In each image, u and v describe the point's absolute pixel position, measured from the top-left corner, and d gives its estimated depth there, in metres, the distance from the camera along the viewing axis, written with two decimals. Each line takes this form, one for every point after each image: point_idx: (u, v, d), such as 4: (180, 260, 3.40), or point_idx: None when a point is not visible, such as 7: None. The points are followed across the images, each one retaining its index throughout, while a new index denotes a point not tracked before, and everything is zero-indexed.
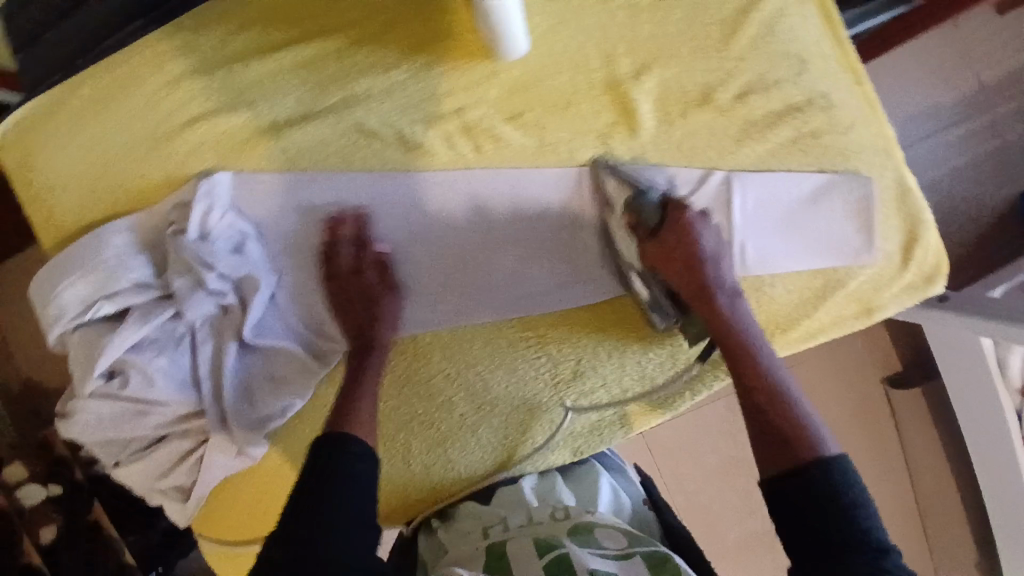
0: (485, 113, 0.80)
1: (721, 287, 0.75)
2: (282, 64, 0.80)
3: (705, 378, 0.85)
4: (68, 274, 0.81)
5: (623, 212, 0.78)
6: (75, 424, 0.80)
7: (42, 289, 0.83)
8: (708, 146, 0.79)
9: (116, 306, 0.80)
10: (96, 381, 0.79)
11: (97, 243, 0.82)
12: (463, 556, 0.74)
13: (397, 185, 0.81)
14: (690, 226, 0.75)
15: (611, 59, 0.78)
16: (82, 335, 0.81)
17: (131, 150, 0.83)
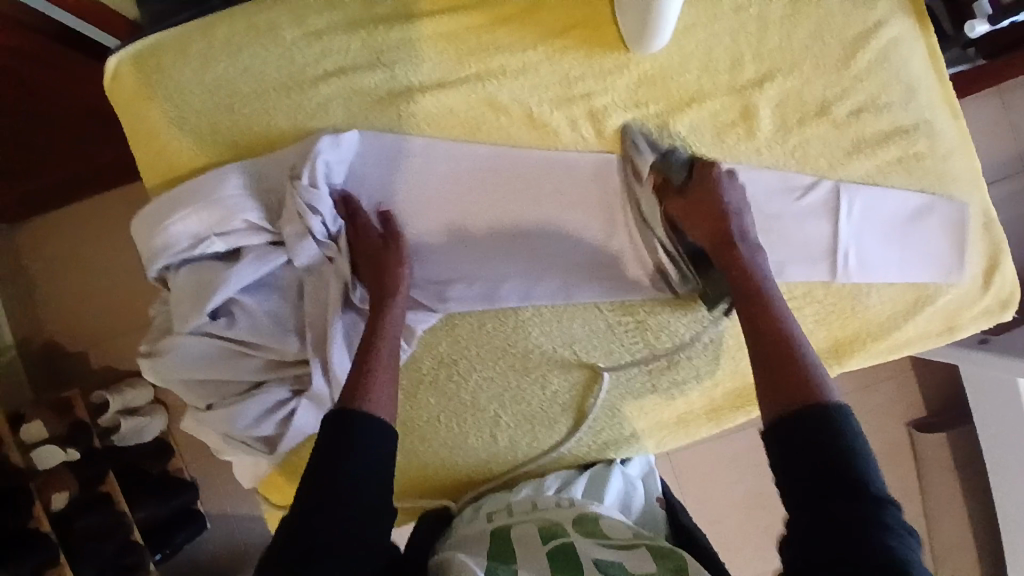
0: (612, 101, 0.83)
1: (742, 237, 0.75)
2: (424, 32, 0.83)
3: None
4: (179, 208, 0.80)
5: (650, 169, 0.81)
6: (169, 360, 0.80)
7: (145, 220, 0.82)
8: (821, 154, 0.84)
9: (229, 245, 0.81)
10: (203, 319, 0.79)
11: (212, 178, 0.80)
12: (469, 537, 0.77)
13: (521, 160, 0.84)
14: (715, 183, 0.77)
15: (736, 65, 0.84)
16: (190, 271, 0.81)
17: (258, 95, 0.84)
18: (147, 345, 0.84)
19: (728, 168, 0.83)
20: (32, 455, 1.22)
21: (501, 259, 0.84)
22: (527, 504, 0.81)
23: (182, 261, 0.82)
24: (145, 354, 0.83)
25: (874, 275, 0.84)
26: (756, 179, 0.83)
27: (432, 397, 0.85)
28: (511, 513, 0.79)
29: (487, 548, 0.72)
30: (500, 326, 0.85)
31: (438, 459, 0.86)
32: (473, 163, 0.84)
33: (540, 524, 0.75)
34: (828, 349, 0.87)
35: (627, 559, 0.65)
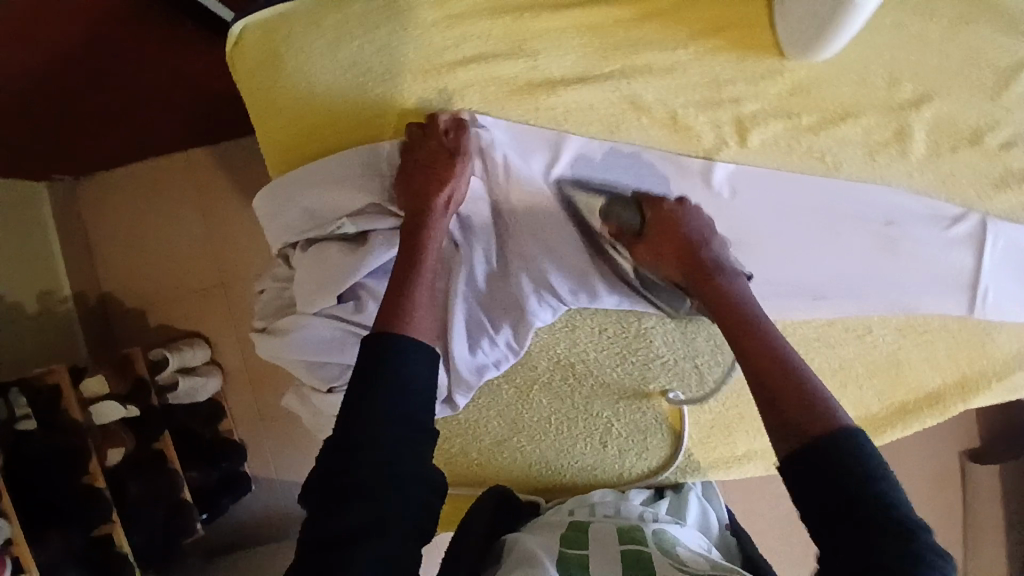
0: (760, 109, 0.80)
1: (719, 268, 0.75)
2: (571, 23, 0.79)
3: (920, 414, 0.87)
4: (310, 187, 0.80)
5: (602, 221, 0.80)
6: (293, 340, 0.80)
7: (273, 198, 0.82)
8: (970, 184, 0.81)
9: (359, 229, 0.80)
10: (330, 303, 0.79)
11: (344, 160, 0.79)
12: (548, 522, 0.79)
13: (662, 165, 0.80)
14: (674, 219, 0.76)
15: (894, 82, 0.80)
16: (316, 251, 0.80)
17: (390, 74, 0.80)
18: (268, 325, 0.85)
19: (879, 191, 0.80)
20: (92, 410, 1.29)
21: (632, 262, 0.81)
22: (611, 507, 0.81)
23: (307, 241, 0.82)
24: (267, 333, 0.84)
25: (1009, 314, 0.82)
26: (903, 206, 0.80)
27: (545, 399, 0.84)
28: (593, 512, 0.80)
29: (560, 535, 0.74)
30: (623, 333, 0.83)
31: (544, 460, 0.86)
32: (613, 163, 0.80)
33: (619, 526, 0.76)
34: (954, 384, 0.86)
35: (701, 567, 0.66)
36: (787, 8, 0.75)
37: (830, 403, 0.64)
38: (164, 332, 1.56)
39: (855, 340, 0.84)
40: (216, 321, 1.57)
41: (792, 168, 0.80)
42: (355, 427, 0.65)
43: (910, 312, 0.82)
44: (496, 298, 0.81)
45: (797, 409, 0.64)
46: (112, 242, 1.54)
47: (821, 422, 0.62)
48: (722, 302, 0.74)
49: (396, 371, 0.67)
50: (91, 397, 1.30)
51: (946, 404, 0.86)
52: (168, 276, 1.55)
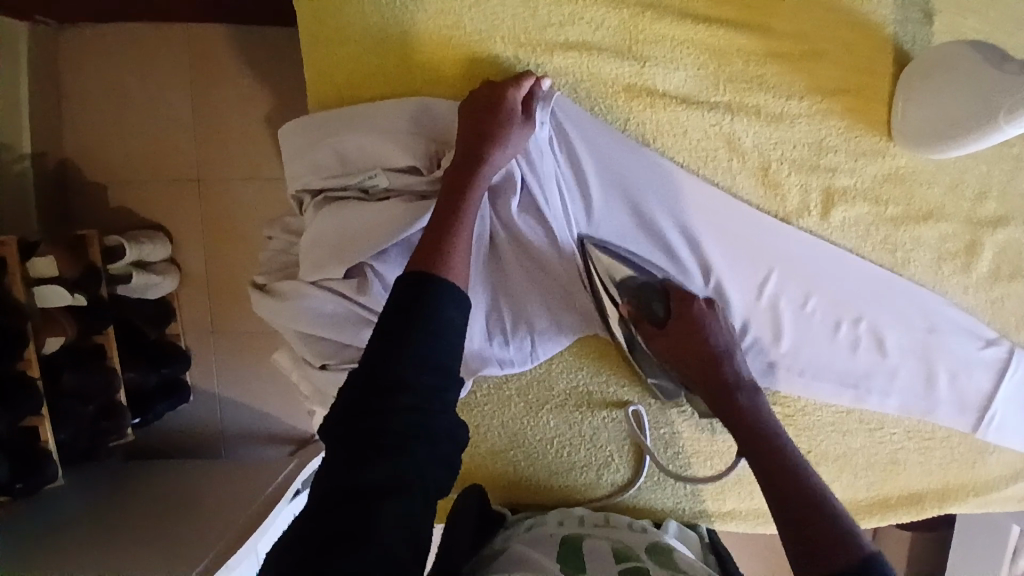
0: (853, 185, 0.76)
1: (738, 380, 0.74)
2: (691, 37, 0.72)
3: (898, 510, 0.89)
4: (347, 132, 0.70)
5: (625, 302, 0.75)
6: (292, 307, 0.71)
7: (304, 133, 0.72)
8: (1013, 314, 0.81)
9: (392, 184, 0.71)
10: (335, 275, 0.68)
11: (390, 106, 0.70)
12: (539, 537, 0.77)
13: (743, 216, 0.75)
14: (700, 318, 0.74)
15: (980, 196, 0.78)
16: (334, 209, 0.70)
17: (484, 35, 0.70)
18: (266, 285, 0.76)
19: (933, 297, 0.79)
20: (37, 292, 1.16)
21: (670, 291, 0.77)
22: (600, 518, 0.82)
23: (329, 195, 0.73)
24: (261, 294, 0.74)
25: (1009, 442, 0.84)
26: (949, 316, 0.80)
27: (553, 420, 0.81)
28: (582, 523, 0.80)
29: (558, 552, 0.72)
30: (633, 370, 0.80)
31: (536, 477, 0.84)
32: (693, 206, 0.75)
33: (613, 544, 0.75)
34: (935, 491, 0.89)
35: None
36: (915, 94, 0.71)
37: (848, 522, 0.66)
38: (124, 217, 1.40)
39: (865, 433, 0.84)
40: (186, 218, 1.41)
41: (863, 255, 0.77)
42: (386, 364, 0.61)
43: (923, 419, 0.83)
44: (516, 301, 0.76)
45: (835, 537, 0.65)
46: (87, 106, 1.35)
47: (844, 547, 0.65)
48: (737, 421, 0.73)
49: (434, 315, 0.62)
50: (38, 276, 1.17)
51: (924, 506, 0.90)
52: (144, 159, 1.38)
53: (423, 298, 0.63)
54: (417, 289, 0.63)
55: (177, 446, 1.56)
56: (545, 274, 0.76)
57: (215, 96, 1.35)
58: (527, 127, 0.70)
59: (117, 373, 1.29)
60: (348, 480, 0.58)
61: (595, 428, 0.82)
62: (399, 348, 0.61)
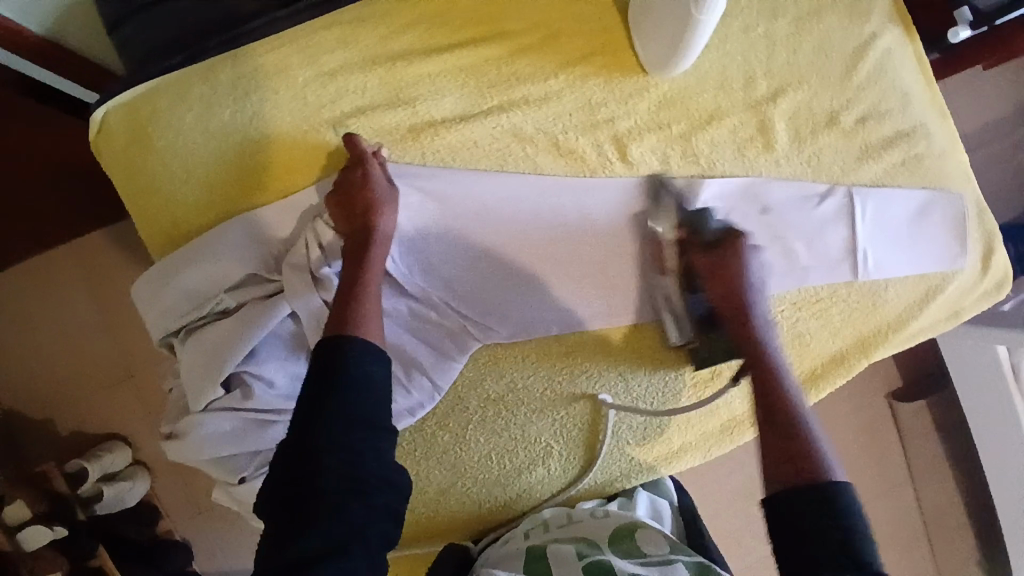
0: (634, 124, 0.84)
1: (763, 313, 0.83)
2: (444, 66, 0.81)
3: (829, 376, 0.91)
4: (183, 268, 0.76)
5: (678, 224, 0.84)
6: (192, 442, 0.74)
7: (151, 284, 0.78)
8: (833, 162, 0.86)
9: (240, 300, 0.76)
10: (216, 392, 0.73)
11: (218, 234, 0.76)
12: (508, 553, 0.79)
13: (561, 187, 0.82)
14: (744, 251, 0.83)
15: (749, 80, 0.85)
16: (196, 338, 0.75)
17: (270, 138, 0.79)
18: (168, 430, 0.79)
19: (756, 182, 0.85)
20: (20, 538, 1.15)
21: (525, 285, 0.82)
22: (562, 516, 0.84)
23: (190, 329, 0.77)
24: (166, 439, 0.78)
25: (889, 272, 0.88)
26: (777, 190, 0.85)
27: (482, 436, 0.83)
28: (547, 528, 0.82)
29: (522, 567, 0.75)
30: (665, 354, 0.87)
31: (491, 498, 0.84)
32: (515, 191, 0.82)
33: (575, 542, 0.77)
34: (854, 344, 0.91)
35: (660, 573, 0.71)
36: (643, 29, 0.80)
37: (823, 454, 0.72)
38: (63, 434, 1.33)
39: None
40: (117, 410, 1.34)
41: (675, 175, 0.85)
42: (307, 432, 0.64)
43: (804, 286, 0.88)
44: (402, 355, 0.80)
45: (797, 457, 0.72)
46: None
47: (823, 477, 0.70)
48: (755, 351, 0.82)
49: (345, 379, 0.66)
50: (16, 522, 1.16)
51: (851, 363, 0.91)
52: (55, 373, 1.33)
53: (333, 364, 0.66)
54: (328, 353, 0.67)
55: None
56: (412, 318, 0.80)
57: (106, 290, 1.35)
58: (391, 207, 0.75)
59: None
60: (284, 549, 0.60)
61: (526, 429, 0.84)
62: (321, 417, 0.64)
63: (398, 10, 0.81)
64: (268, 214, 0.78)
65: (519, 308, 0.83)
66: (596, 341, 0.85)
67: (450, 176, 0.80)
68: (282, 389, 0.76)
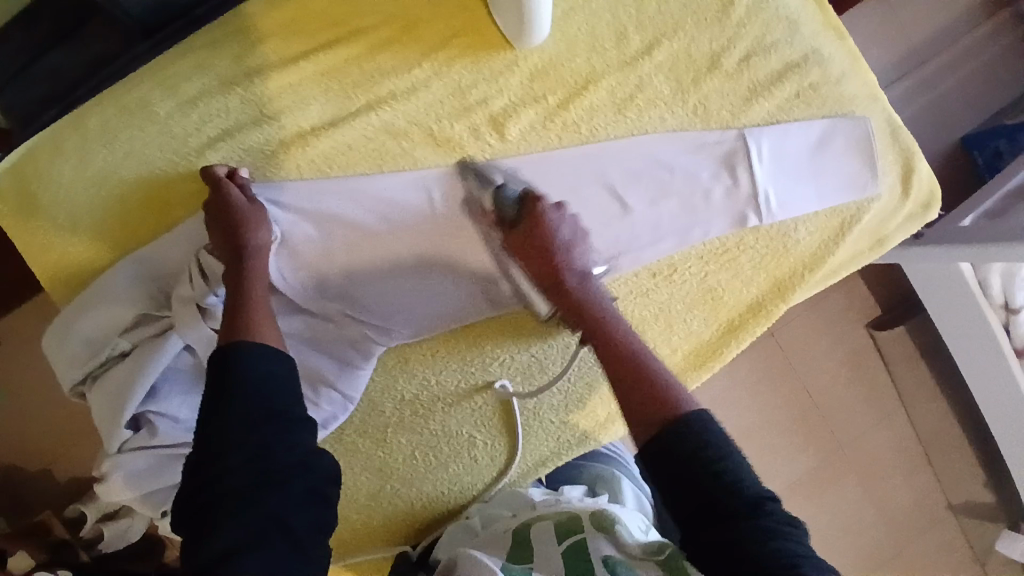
0: (508, 101, 0.82)
1: (573, 270, 0.76)
2: (302, 74, 0.79)
3: (748, 326, 0.89)
4: (76, 319, 0.77)
5: (490, 203, 0.80)
6: (112, 483, 0.76)
7: (50, 339, 0.79)
8: (721, 107, 0.84)
9: (134, 342, 0.77)
10: (125, 433, 0.75)
11: (104, 279, 0.77)
12: (493, 533, 0.78)
13: (440, 178, 0.81)
14: (543, 217, 0.75)
15: (622, 37, 0.82)
16: (100, 384, 0.77)
17: (151, 174, 0.79)
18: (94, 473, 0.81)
19: (640, 141, 0.83)
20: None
21: (420, 282, 0.82)
22: (551, 498, 0.81)
23: (95, 376, 0.78)
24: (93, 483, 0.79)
25: (795, 211, 0.86)
26: (662, 148, 0.83)
27: (402, 436, 0.83)
28: (534, 508, 0.80)
29: (506, 548, 0.73)
30: (544, 327, 0.85)
31: (425, 494, 0.85)
32: (388, 191, 0.80)
33: (559, 518, 0.74)
34: (771, 291, 0.89)
35: (639, 554, 0.64)
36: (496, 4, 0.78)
37: (683, 393, 0.66)
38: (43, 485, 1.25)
39: (664, 283, 0.86)
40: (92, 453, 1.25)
41: (558, 146, 0.83)
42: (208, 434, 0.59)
43: (702, 240, 0.85)
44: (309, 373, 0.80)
45: (663, 402, 0.65)
46: None
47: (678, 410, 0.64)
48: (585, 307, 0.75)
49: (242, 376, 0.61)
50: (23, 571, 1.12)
51: (769, 309, 0.89)
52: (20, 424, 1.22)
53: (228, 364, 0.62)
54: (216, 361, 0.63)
55: None
56: (309, 333, 0.81)
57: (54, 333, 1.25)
58: (263, 223, 0.75)
59: None
60: (196, 556, 0.56)
61: (446, 423, 0.84)
62: (218, 412, 0.60)
63: (247, 24, 0.79)
64: (154, 252, 0.79)
65: (414, 308, 0.82)
66: (505, 325, 0.85)
67: (315, 189, 0.79)
68: (184, 421, 0.77)
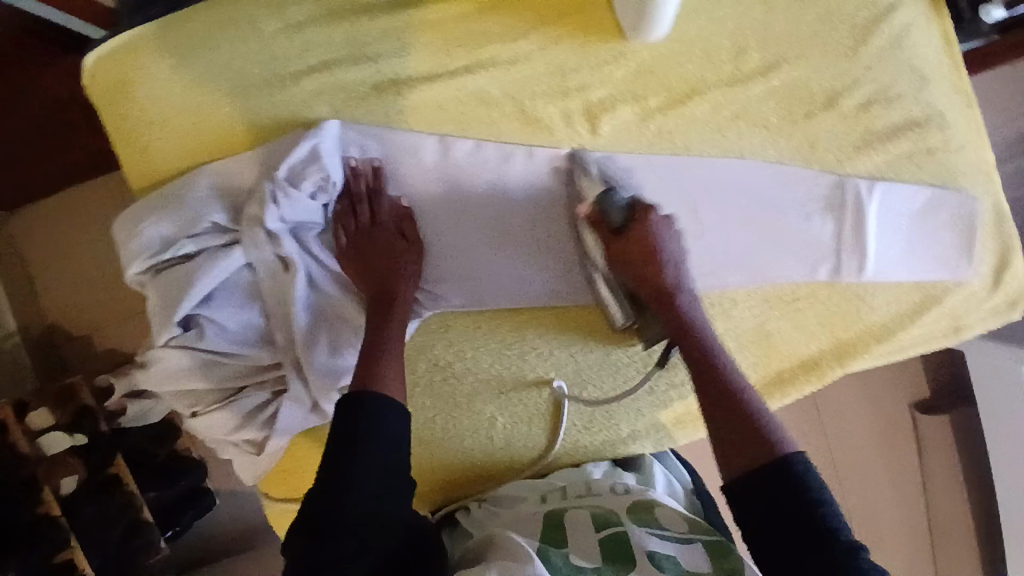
0: (608, 93, 0.79)
1: (682, 288, 0.76)
2: (410, 23, 0.79)
3: (799, 381, 0.85)
4: (151, 212, 0.79)
5: (590, 207, 0.78)
6: (152, 373, 0.79)
7: (122, 225, 0.81)
8: (829, 149, 0.80)
9: (199, 247, 0.79)
10: (174, 331, 0.77)
11: (187, 182, 0.79)
12: (522, 517, 0.77)
13: (523, 159, 0.81)
14: (655, 229, 0.76)
15: (741, 52, 0.78)
16: (161, 279, 0.79)
17: (243, 91, 0.80)
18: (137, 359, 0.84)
19: (732, 164, 0.79)
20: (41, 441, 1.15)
21: (486, 252, 0.83)
22: (581, 486, 0.83)
23: (157, 269, 0.80)
24: (136, 368, 0.83)
25: (879, 276, 0.82)
26: (752, 178, 0.79)
27: (426, 400, 0.84)
28: (564, 496, 0.81)
29: (539, 529, 0.73)
30: (618, 333, 0.85)
31: (437, 460, 0.86)
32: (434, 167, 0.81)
33: (594, 511, 0.75)
34: (829, 352, 0.85)
35: (682, 552, 0.65)
36: None
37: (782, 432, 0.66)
38: (85, 354, 1.32)
39: (717, 316, 0.80)
40: (131, 334, 1.33)
41: (648, 151, 0.80)
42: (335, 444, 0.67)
43: (776, 283, 0.81)
44: (332, 324, 0.81)
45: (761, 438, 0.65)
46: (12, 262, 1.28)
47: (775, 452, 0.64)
48: (682, 329, 0.74)
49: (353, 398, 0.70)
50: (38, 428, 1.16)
51: (824, 372, 0.85)
52: (81, 298, 1.30)
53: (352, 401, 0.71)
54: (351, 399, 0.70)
55: (223, 548, 1.43)
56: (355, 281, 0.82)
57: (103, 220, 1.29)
58: (411, 240, 0.81)
59: (139, 495, 1.19)
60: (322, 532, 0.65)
61: (472, 398, 0.85)
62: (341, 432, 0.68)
63: None
64: (235, 165, 0.80)
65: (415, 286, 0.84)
66: (552, 318, 0.85)
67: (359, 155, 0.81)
68: (231, 330, 0.79)
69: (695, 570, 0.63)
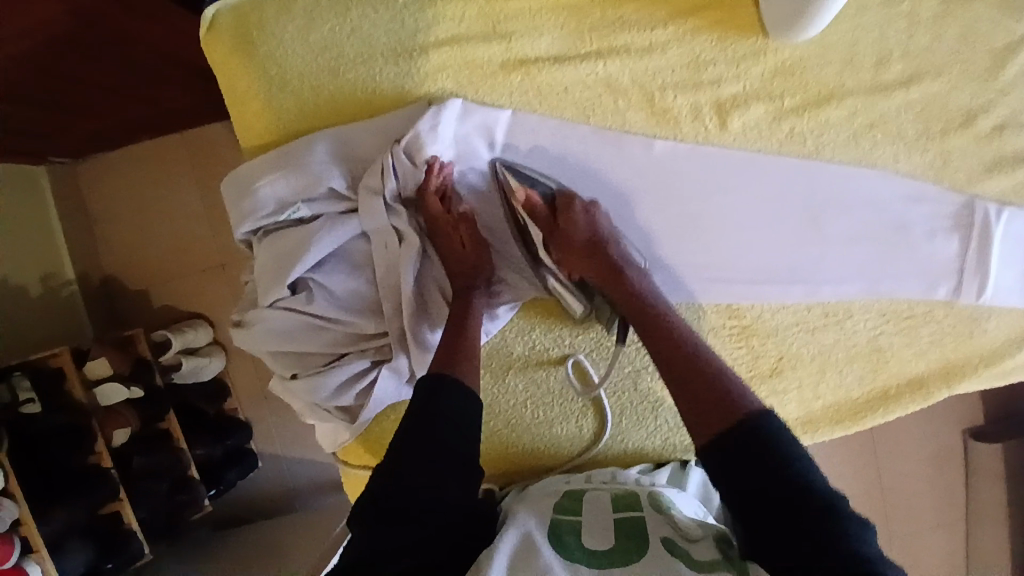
0: (741, 90, 0.77)
1: (628, 263, 0.78)
2: (546, 2, 0.76)
3: (903, 399, 0.86)
4: (267, 173, 0.78)
5: (519, 189, 0.79)
6: (255, 334, 0.80)
7: (233, 185, 0.80)
8: (961, 168, 0.78)
9: (314, 212, 0.79)
10: (284, 292, 0.78)
11: (306, 145, 0.78)
12: (546, 489, 0.81)
13: (650, 149, 0.79)
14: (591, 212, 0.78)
15: (883, 60, 0.76)
16: (272, 241, 0.79)
17: (369, 59, 0.78)
18: (233, 319, 0.84)
19: (861, 173, 0.78)
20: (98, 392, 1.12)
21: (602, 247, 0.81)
22: (607, 476, 0.85)
23: (268, 231, 0.81)
24: (232, 327, 0.83)
25: (995, 300, 0.81)
26: (878, 190, 0.78)
27: (521, 382, 0.86)
28: (589, 480, 0.84)
29: (559, 501, 0.77)
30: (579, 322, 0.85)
31: (526, 445, 0.88)
32: (571, 160, 0.80)
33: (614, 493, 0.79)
34: (936, 372, 0.85)
35: (693, 546, 0.66)
36: None
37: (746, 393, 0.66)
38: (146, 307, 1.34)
39: (833, 325, 0.83)
40: (190, 293, 1.34)
41: (776, 153, 0.78)
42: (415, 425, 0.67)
43: (887, 298, 0.82)
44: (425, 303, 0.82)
45: (722, 399, 0.66)
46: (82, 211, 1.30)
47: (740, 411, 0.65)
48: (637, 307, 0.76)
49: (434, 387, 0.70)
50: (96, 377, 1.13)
51: (930, 391, 0.86)
52: (150, 251, 1.32)
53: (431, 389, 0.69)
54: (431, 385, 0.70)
55: (258, 509, 1.44)
56: None
57: (181, 176, 1.30)
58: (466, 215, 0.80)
59: (186, 452, 1.24)
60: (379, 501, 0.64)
61: (564, 385, 0.86)
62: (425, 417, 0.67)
63: None
64: (356, 133, 0.79)
65: (503, 268, 0.84)
66: None
67: (490, 140, 0.80)
68: (339, 296, 0.80)
69: (698, 559, 0.63)
